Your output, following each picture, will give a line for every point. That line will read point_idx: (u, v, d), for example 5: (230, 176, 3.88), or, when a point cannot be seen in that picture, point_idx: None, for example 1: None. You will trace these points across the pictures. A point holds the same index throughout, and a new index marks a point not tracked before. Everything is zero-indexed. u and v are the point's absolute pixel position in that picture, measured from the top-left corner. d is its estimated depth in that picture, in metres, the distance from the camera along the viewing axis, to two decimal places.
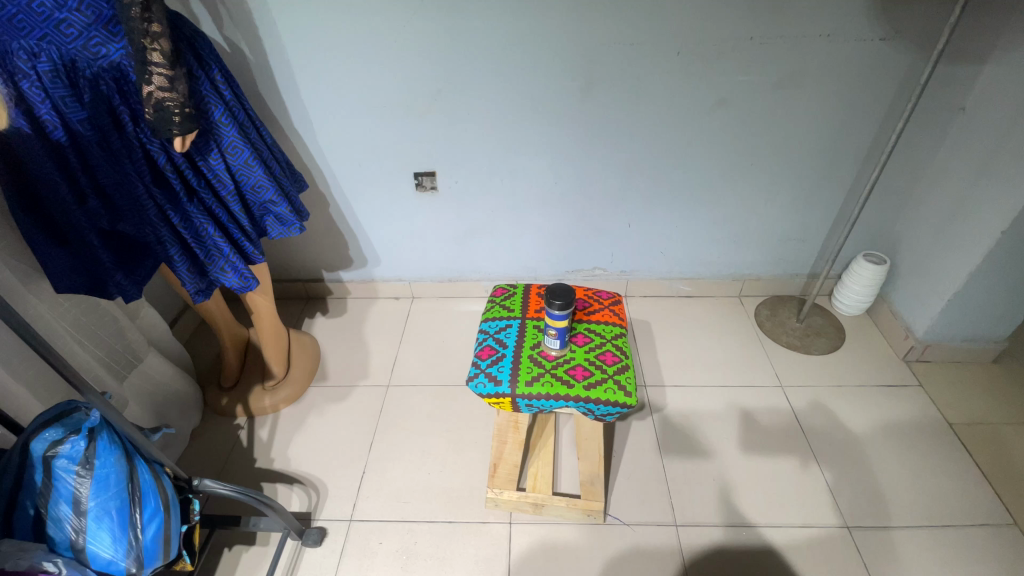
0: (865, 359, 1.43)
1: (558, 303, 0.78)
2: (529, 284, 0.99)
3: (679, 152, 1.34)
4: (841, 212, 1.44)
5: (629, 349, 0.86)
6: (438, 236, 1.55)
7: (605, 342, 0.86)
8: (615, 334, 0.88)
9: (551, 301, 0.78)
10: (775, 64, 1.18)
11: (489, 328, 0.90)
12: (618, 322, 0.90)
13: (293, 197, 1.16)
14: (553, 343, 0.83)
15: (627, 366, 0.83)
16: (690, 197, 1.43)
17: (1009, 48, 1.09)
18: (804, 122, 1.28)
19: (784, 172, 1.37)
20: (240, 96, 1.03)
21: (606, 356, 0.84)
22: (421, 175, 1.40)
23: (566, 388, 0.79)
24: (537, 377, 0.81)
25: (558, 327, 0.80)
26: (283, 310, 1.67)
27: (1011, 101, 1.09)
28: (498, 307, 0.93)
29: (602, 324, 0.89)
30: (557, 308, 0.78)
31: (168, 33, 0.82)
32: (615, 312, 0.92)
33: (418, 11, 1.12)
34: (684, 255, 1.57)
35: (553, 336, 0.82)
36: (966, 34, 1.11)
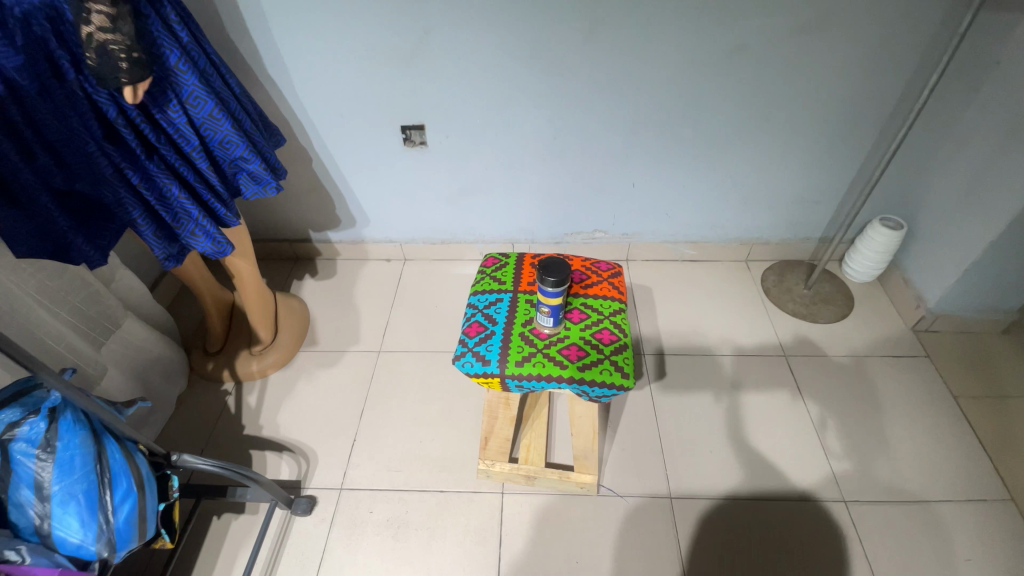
0: (874, 329, 1.37)
1: (553, 280, 0.71)
2: (522, 254, 0.92)
3: (689, 106, 1.23)
4: (860, 172, 1.35)
5: (628, 327, 0.81)
6: (430, 195, 1.46)
7: (602, 319, 0.80)
8: (614, 310, 0.82)
9: (545, 277, 0.72)
10: (801, 4, 1.06)
11: (478, 302, 0.84)
12: (617, 297, 0.84)
13: (269, 154, 1.07)
14: (545, 322, 0.77)
15: (625, 346, 0.78)
16: (698, 155, 1.33)
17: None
18: (828, 72, 1.17)
19: (801, 128, 1.27)
20: (199, 38, 0.92)
21: (603, 334, 0.78)
22: (409, 128, 1.30)
23: (559, 370, 0.74)
24: (527, 357, 0.75)
25: (552, 306, 0.74)
26: (270, 271, 1.60)
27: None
28: (488, 280, 0.87)
29: (600, 299, 0.83)
30: (552, 286, 0.72)
31: None
32: (615, 285, 0.86)
33: None
34: (689, 217, 1.48)
35: (547, 315, 0.76)
36: None
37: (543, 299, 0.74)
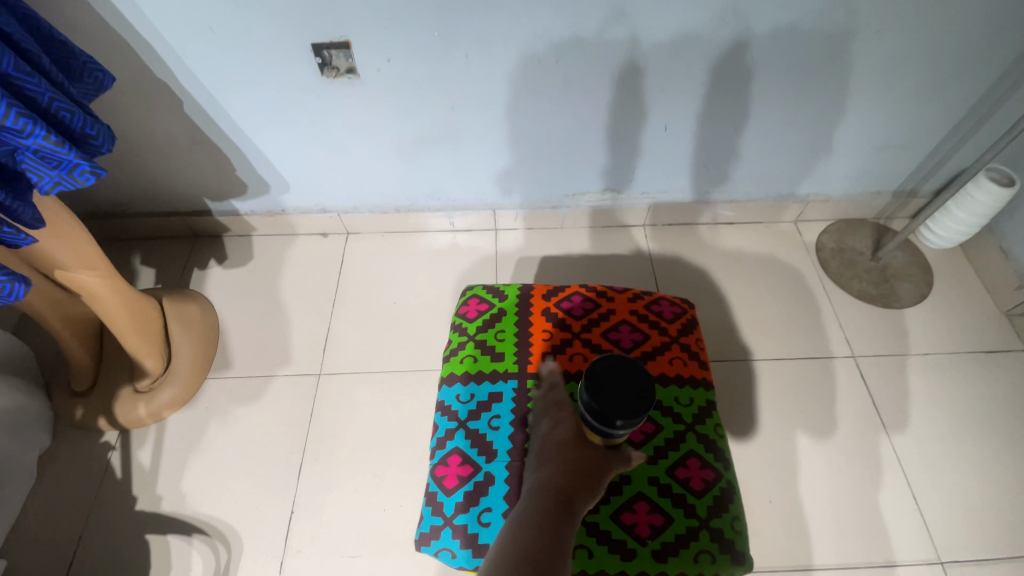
0: (958, 315, 1.09)
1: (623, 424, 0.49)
2: (524, 309, 0.79)
3: (765, 12, 0.80)
4: (975, 105, 0.98)
5: (715, 460, 0.68)
6: (373, 149, 1.02)
7: (680, 452, 0.67)
8: (690, 438, 0.68)
9: (598, 418, 0.50)
10: None
11: (471, 402, 0.71)
12: (687, 406, 0.71)
13: (70, 115, 0.62)
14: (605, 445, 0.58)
15: (717, 499, 0.65)
16: (765, 87, 0.92)
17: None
18: None
19: (917, 43, 0.87)
20: None
21: (687, 484, 0.65)
22: (328, 50, 0.83)
23: (635, 558, 0.61)
24: (590, 544, 0.61)
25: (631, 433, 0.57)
26: (160, 257, 1.16)
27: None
28: (486, 360, 0.74)
29: (667, 419, 0.69)
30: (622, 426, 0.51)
31: None
32: (675, 357, 0.75)
33: None
34: (730, 171, 1.10)
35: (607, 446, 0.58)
36: None
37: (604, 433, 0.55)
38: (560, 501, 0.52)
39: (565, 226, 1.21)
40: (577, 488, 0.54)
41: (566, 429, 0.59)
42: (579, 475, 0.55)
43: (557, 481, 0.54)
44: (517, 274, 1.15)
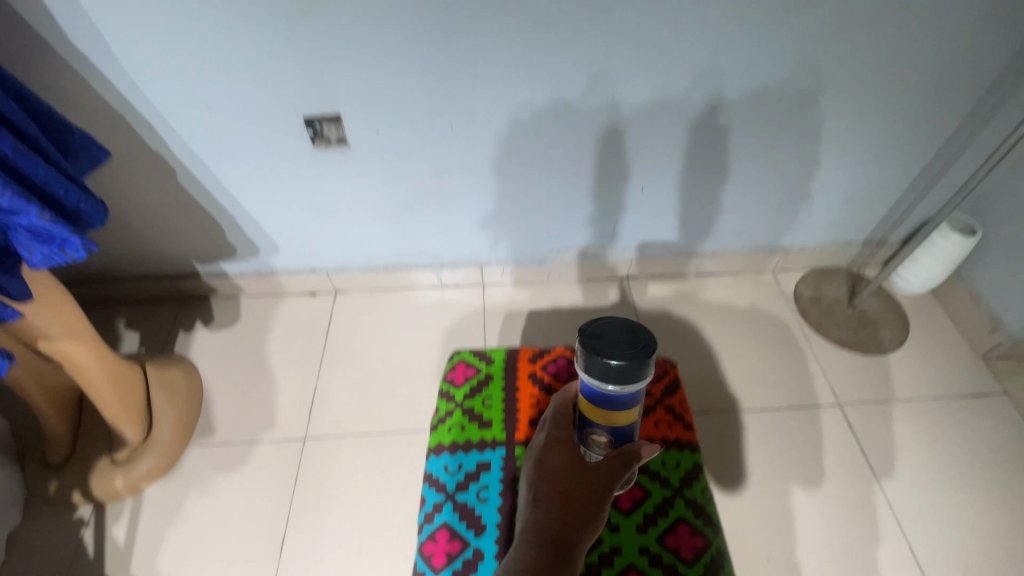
0: (937, 359, 1.12)
1: (610, 374, 0.55)
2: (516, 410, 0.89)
3: (729, 83, 0.88)
4: (931, 161, 1.05)
5: None
6: (362, 211, 1.04)
7: None
8: None
9: (587, 370, 0.57)
10: None
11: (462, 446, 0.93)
12: None
13: (65, 193, 0.64)
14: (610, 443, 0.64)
15: None
16: (735, 148, 0.99)
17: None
18: (917, 32, 0.84)
19: (869, 107, 0.94)
20: None
21: None
22: (319, 122, 0.87)
23: None
24: None
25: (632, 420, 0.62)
26: (145, 320, 1.15)
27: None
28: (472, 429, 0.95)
29: None
30: (613, 384, 0.56)
31: None
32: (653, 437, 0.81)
33: None
34: (707, 225, 1.15)
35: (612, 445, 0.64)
36: None
37: (598, 407, 0.61)
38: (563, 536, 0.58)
39: (550, 281, 1.23)
40: (578, 518, 0.60)
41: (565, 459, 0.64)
42: (577, 512, 0.60)
43: (556, 526, 0.59)
44: (505, 329, 1.15)
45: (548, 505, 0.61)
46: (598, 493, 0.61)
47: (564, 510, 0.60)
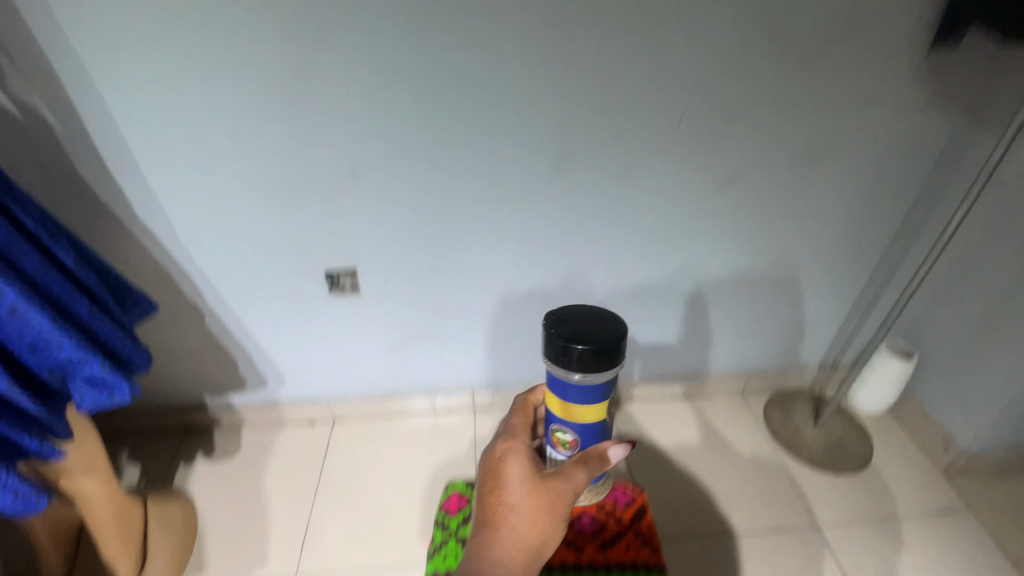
0: (904, 476, 1.19)
1: (572, 359, 0.59)
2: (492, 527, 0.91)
3: (677, 240, 1.09)
4: (860, 296, 1.24)
5: None
6: (366, 346, 1.16)
7: None
8: None
9: (551, 358, 0.61)
10: (792, 139, 0.98)
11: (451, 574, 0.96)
12: None
13: (121, 345, 0.75)
14: (575, 442, 0.65)
15: None
16: (691, 288, 1.18)
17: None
18: (820, 202, 1.08)
19: (795, 255, 1.15)
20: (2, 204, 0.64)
21: None
22: (336, 273, 1.03)
23: None
24: None
25: (593, 423, 0.64)
26: (148, 452, 1.20)
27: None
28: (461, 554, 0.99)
29: None
30: (574, 372, 0.60)
31: None
32: None
33: (340, 77, 0.81)
34: (677, 352, 1.30)
35: (576, 445, 0.65)
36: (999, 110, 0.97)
37: (562, 404, 0.64)
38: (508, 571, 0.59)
39: None
40: (523, 547, 0.61)
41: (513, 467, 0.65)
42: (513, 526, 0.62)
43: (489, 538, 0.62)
44: None
45: (487, 535, 0.62)
46: (540, 521, 0.61)
47: (506, 541, 0.61)
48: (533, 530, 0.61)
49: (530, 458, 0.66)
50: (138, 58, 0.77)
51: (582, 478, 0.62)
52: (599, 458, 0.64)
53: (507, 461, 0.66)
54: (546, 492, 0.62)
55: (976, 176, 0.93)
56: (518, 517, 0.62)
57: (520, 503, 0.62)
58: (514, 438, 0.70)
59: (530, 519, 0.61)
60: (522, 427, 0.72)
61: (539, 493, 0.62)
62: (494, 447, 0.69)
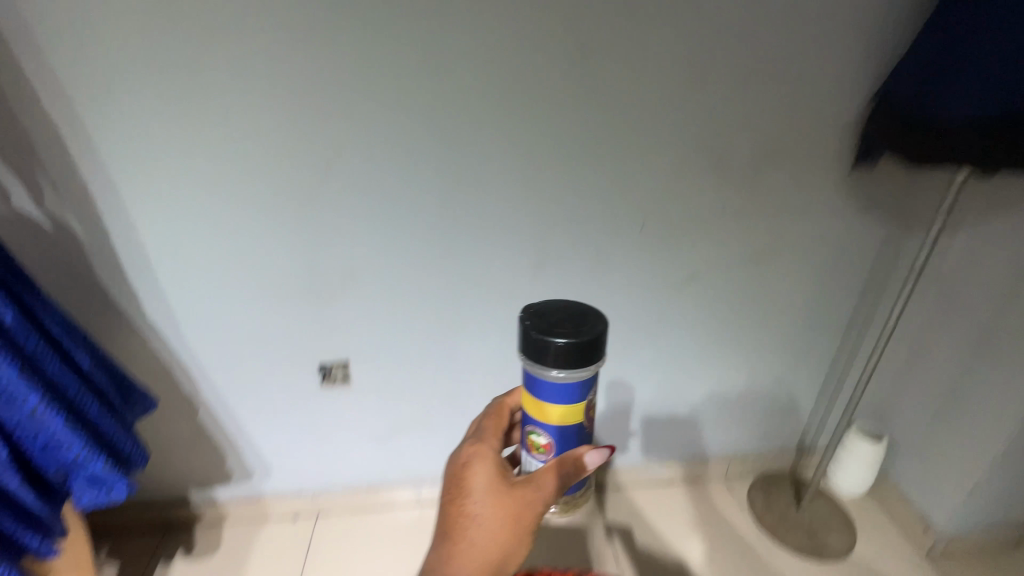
0: (886, 561, 1.20)
1: (551, 354, 0.51)
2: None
3: (648, 330, 1.19)
4: (826, 379, 1.32)
5: None
6: (354, 436, 1.19)
7: None
8: None
9: (527, 354, 0.53)
10: (745, 241, 1.11)
11: None
12: None
13: (123, 443, 0.79)
14: (551, 446, 0.56)
15: None
16: (665, 376, 1.26)
17: (982, 219, 1.08)
18: (777, 294, 1.19)
19: (760, 342, 1.25)
20: (35, 314, 0.71)
21: None
22: (329, 365, 1.09)
23: None
24: None
25: (576, 426, 0.55)
26: (125, 552, 1.17)
27: (1003, 273, 1.05)
28: None
29: None
30: (554, 368, 0.52)
31: None
32: None
33: (345, 195, 0.92)
34: (658, 437, 1.36)
35: (551, 451, 0.57)
36: (924, 216, 1.11)
37: (541, 405, 0.55)
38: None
39: None
40: (484, 564, 0.57)
41: (477, 475, 0.61)
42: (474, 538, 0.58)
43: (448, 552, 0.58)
44: None
45: (446, 549, 0.58)
46: (503, 536, 0.58)
47: (466, 556, 0.57)
48: (495, 545, 0.57)
49: (496, 465, 0.61)
50: (166, 181, 0.87)
51: (555, 489, 0.56)
52: (574, 467, 0.56)
53: (471, 468, 0.61)
54: (509, 504, 0.58)
55: (908, 273, 1.05)
56: (480, 532, 0.58)
57: (482, 516, 0.58)
58: (482, 440, 0.64)
59: (492, 533, 0.57)
60: (491, 429, 0.65)
61: (502, 507, 0.58)
62: (459, 449, 0.64)
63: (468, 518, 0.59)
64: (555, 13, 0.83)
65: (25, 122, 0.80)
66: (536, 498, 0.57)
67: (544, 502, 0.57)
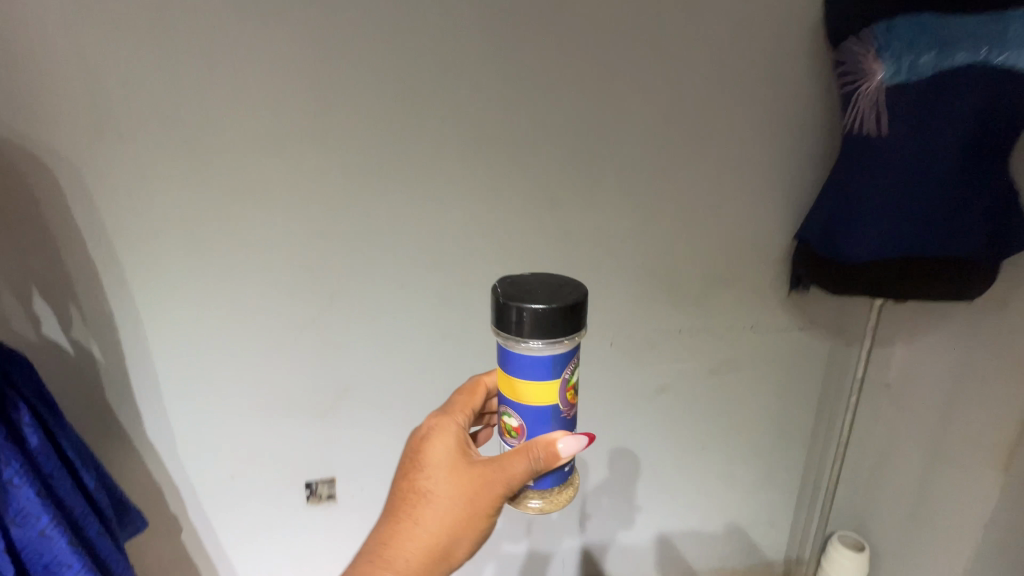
0: None
1: (520, 324, 0.54)
2: None
3: (631, 444, 1.28)
4: (802, 485, 1.39)
5: None
6: (336, 556, 1.20)
7: None
8: None
9: (500, 326, 0.56)
10: (707, 356, 1.22)
11: None
12: None
13: (115, 561, 0.88)
14: (522, 429, 0.60)
15: None
16: (651, 489, 1.33)
17: (913, 335, 1.22)
18: (743, 405, 1.29)
19: (733, 450, 1.33)
20: (63, 439, 0.85)
21: None
22: (315, 483, 1.13)
23: None
24: None
25: (544, 407, 0.58)
26: None
27: (942, 383, 1.16)
28: None
29: None
30: (523, 339, 0.55)
31: None
32: None
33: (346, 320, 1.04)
34: (647, 549, 1.40)
35: (523, 433, 0.60)
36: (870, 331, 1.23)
37: (514, 382, 0.58)
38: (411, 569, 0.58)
39: None
40: (431, 542, 0.59)
41: (433, 452, 0.62)
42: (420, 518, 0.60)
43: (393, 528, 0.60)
44: None
45: (395, 522, 0.60)
46: (454, 517, 0.59)
47: (414, 532, 0.59)
48: (445, 524, 0.59)
49: (457, 441, 0.63)
50: (184, 309, 0.98)
51: (518, 472, 0.58)
52: (545, 454, 0.57)
53: (431, 442, 0.63)
54: (464, 484, 0.60)
55: (852, 384, 1.16)
56: (430, 507, 0.59)
57: (435, 492, 0.60)
58: (446, 415, 0.67)
59: (444, 511, 0.59)
60: (460, 406, 0.68)
61: (456, 486, 0.60)
62: (425, 422, 0.67)
63: (420, 493, 0.60)
64: (531, 173, 1.01)
65: (67, 261, 0.91)
66: (494, 478, 0.58)
67: (501, 484, 0.58)
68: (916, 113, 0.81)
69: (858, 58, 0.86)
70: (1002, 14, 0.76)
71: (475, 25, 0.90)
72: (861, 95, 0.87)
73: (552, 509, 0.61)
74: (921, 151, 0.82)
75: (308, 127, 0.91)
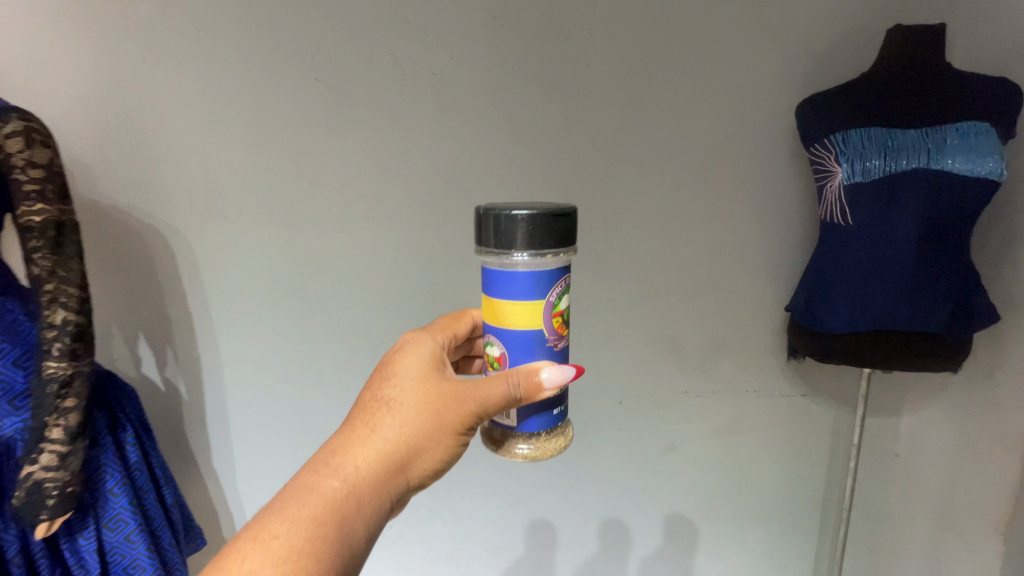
0: None
1: (500, 237, 0.62)
2: None
3: (646, 504, 1.35)
4: (818, 554, 1.41)
5: None
6: None
7: None
8: None
9: (482, 243, 0.64)
10: (712, 418, 1.31)
11: None
12: None
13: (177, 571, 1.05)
14: (503, 359, 0.66)
15: None
16: (670, 551, 1.39)
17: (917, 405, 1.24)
18: (753, 467, 1.35)
19: (746, 514, 1.37)
20: (152, 458, 1.05)
21: None
22: None
23: None
24: None
25: (529, 331, 0.64)
26: None
27: (945, 452, 1.19)
28: None
29: None
30: (504, 252, 0.62)
31: (81, 406, 0.88)
32: None
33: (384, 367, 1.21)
34: None
35: (503, 361, 0.66)
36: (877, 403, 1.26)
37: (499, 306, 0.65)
38: (362, 473, 0.59)
39: None
40: (387, 450, 0.61)
41: (406, 368, 0.67)
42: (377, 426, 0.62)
43: (350, 436, 0.63)
44: None
45: (354, 428, 0.63)
46: (418, 427, 0.62)
47: (372, 437, 0.62)
48: (405, 434, 0.62)
49: (431, 362, 0.68)
50: (253, 353, 1.18)
51: (494, 393, 0.62)
52: (526, 381, 0.62)
53: (405, 359, 0.68)
54: (432, 397, 0.63)
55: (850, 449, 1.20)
56: (393, 416, 0.63)
57: (402, 403, 0.63)
58: (421, 340, 0.72)
59: (407, 420, 0.62)
60: (436, 336, 0.74)
61: (424, 397, 0.64)
62: (401, 342, 0.72)
63: (386, 401, 0.64)
64: None
65: (167, 312, 1.13)
66: (466, 394, 0.63)
67: (471, 400, 0.62)
68: (874, 207, 0.95)
69: (819, 160, 1.01)
70: (938, 128, 0.93)
71: (501, 132, 1.12)
72: (827, 190, 1.00)
73: (540, 455, 0.67)
74: (879, 235, 0.95)
75: (361, 209, 1.13)
